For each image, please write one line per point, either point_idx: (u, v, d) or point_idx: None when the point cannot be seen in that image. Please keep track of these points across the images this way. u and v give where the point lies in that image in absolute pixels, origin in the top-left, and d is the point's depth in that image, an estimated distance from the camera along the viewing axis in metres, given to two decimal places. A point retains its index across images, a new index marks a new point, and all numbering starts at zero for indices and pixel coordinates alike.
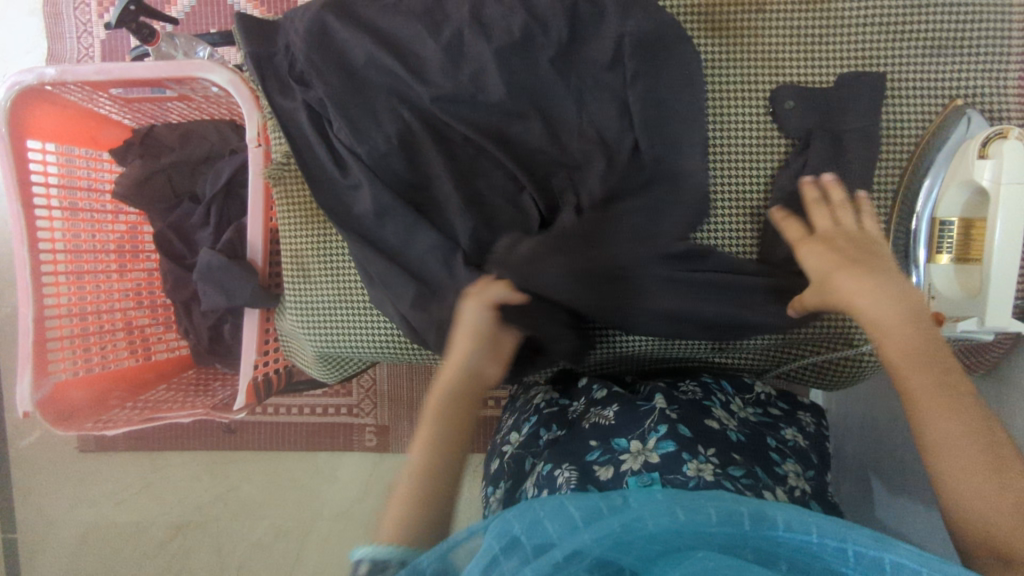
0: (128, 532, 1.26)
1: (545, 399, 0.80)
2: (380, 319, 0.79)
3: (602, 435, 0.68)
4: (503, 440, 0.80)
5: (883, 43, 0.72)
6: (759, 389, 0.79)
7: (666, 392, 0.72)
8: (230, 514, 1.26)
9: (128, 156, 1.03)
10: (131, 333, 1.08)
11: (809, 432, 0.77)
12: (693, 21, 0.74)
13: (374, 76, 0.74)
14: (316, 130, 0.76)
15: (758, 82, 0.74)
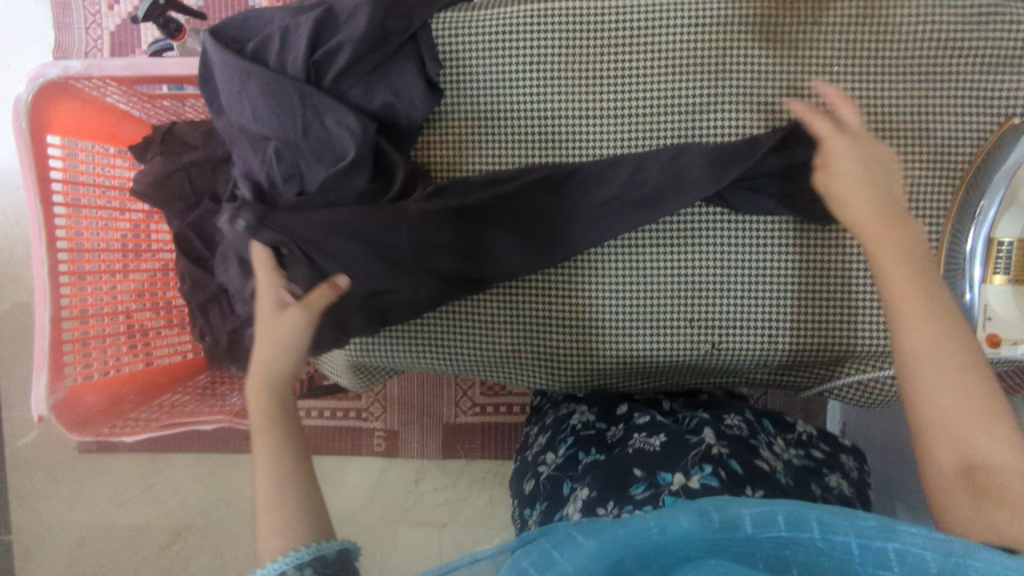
0: (129, 535, 1.22)
1: (581, 420, 0.77)
2: (419, 328, 0.77)
3: (648, 466, 0.63)
4: (538, 460, 0.77)
5: (940, 58, 0.68)
6: (801, 429, 0.78)
7: (714, 426, 0.69)
8: (232, 518, 1.22)
9: (148, 155, 1.00)
10: (134, 333, 1.02)
11: (852, 477, 0.73)
12: (748, 29, 0.70)
13: (409, 76, 0.71)
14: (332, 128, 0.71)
15: (812, 96, 0.70)
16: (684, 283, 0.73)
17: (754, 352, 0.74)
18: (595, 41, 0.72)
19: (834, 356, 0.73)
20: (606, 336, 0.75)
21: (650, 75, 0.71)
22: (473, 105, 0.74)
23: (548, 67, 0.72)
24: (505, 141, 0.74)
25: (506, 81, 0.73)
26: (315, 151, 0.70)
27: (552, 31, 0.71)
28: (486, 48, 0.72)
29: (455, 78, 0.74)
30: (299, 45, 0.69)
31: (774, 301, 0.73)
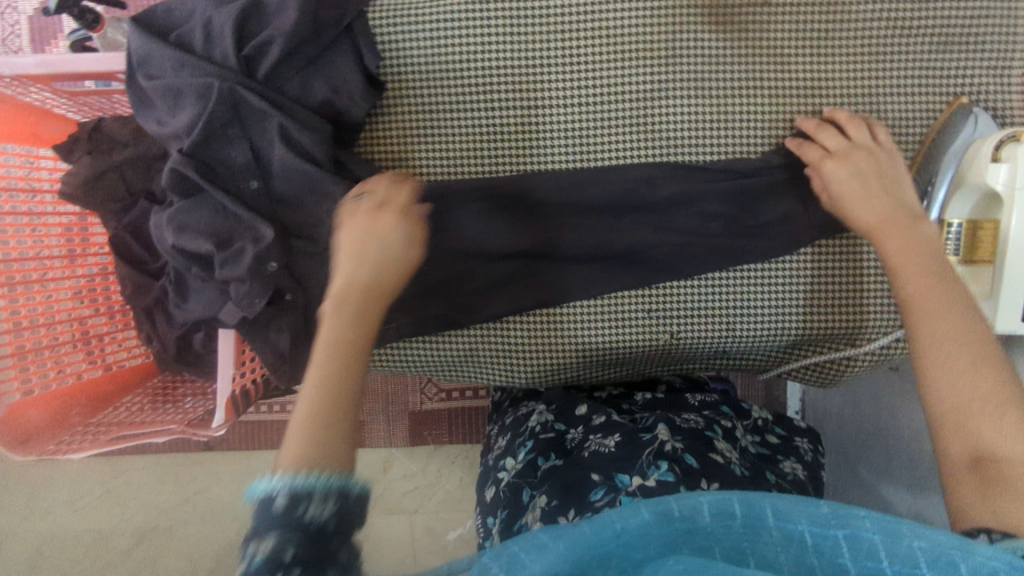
0: (91, 540, 1.14)
1: (540, 420, 0.74)
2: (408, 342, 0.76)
3: (605, 468, 0.61)
4: (498, 465, 0.74)
5: (889, 37, 0.67)
6: (756, 414, 0.78)
7: (669, 421, 0.68)
8: (196, 521, 1.14)
9: (74, 153, 0.92)
10: (83, 332, 0.97)
11: (806, 460, 0.74)
12: (696, 13, 0.67)
13: (348, 70, 0.67)
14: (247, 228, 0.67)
15: (763, 80, 0.69)
16: (651, 290, 0.72)
17: (708, 338, 0.73)
18: (541, 27, 0.68)
19: (787, 337, 0.73)
20: (560, 329, 0.74)
21: (597, 61, 0.69)
22: (417, 99, 0.71)
23: (493, 55, 0.69)
24: (453, 136, 0.71)
25: (451, 71, 0.70)
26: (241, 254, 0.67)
27: (495, 16, 0.68)
28: (426, 38, 0.69)
29: (397, 69, 0.70)
30: (226, 39, 0.65)
31: (726, 285, 0.72)
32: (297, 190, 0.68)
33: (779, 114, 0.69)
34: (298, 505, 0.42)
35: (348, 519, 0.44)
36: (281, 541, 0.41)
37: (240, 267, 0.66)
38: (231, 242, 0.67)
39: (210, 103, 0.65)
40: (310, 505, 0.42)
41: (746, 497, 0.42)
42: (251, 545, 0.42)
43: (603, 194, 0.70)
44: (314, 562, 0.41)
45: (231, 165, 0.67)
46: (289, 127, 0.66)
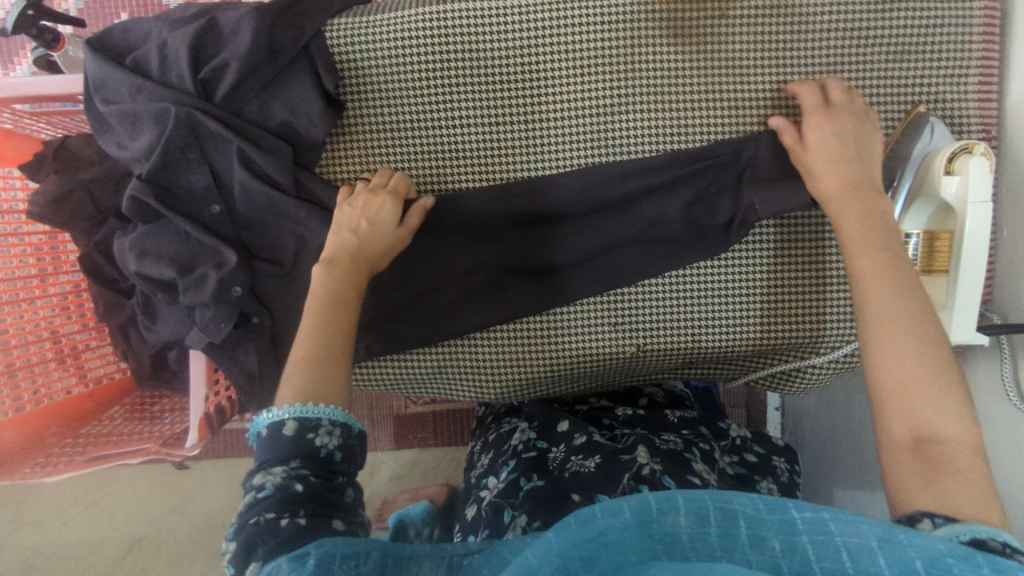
0: (80, 551, 1.13)
1: (523, 439, 0.70)
2: (381, 360, 0.76)
3: (585, 488, 0.57)
4: (481, 484, 0.69)
5: (847, 47, 0.67)
6: (734, 433, 0.74)
7: (647, 441, 0.64)
8: (187, 527, 1.14)
9: (41, 173, 0.92)
10: (60, 345, 0.97)
11: (783, 481, 0.71)
12: (654, 26, 0.67)
13: (306, 91, 0.66)
14: (212, 251, 0.67)
15: (724, 92, 0.69)
16: (616, 302, 0.73)
17: (674, 349, 0.74)
18: (499, 43, 0.68)
19: (753, 346, 0.73)
20: (528, 343, 0.74)
21: (558, 77, 0.69)
22: (378, 117, 0.70)
23: (454, 73, 0.69)
24: (417, 155, 0.71)
25: (412, 89, 0.69)
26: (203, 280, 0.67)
27: (454, 34, 0.68)
28: (385, 56, 0.68)
29: (357, 89, 0.70)
30: (182, 63, 0.64)
31: (691, 297, 0.72)
32: (260, 213, 0.68)
33: (740, 125, 0.69)
34: (307, 433, 0.49)
35: (349, 453, 0.50)
36: (291, 470, 0.46)
37: (203, 292, 0.67)
38: (194, 267, 0.67)
39: (167, 127, 0.65)
40: (317, 435, 0.49)
41: (720, 500, 0.40)
42: (260, 475, 0.47)
43: (567, 207, 0.70)
44: (321, 490, 0.46)
45: (193, 190, 0.68)
46: (248, 152, 0.66)
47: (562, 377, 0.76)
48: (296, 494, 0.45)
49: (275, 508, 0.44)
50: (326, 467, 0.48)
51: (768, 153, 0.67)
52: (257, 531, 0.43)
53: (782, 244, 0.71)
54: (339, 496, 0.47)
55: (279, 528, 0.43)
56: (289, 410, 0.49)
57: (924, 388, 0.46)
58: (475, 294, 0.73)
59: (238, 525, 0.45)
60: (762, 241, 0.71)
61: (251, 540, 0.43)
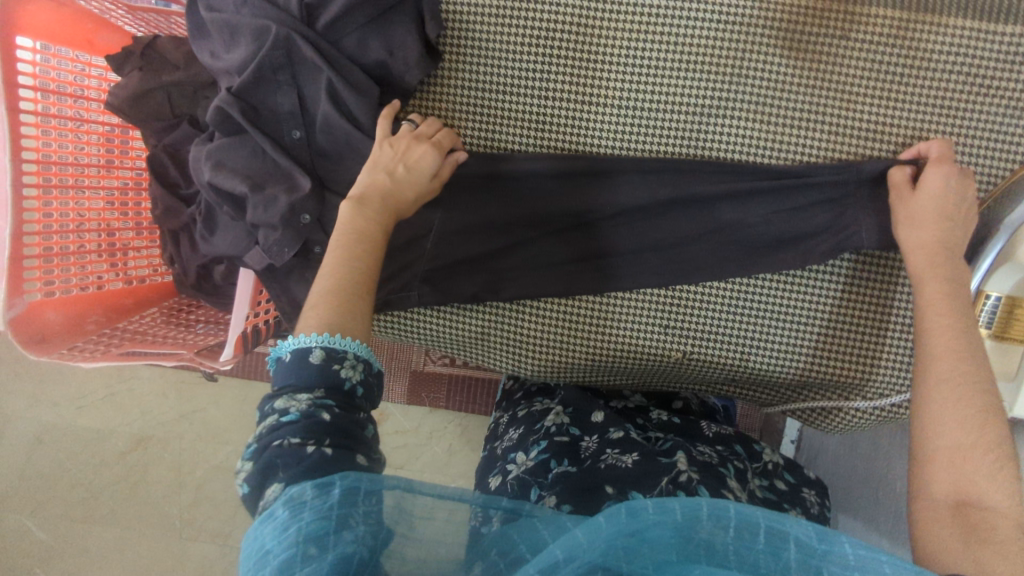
0: (88, 439, 1.13)
1: (556, 422, 0.70)
2: (422, 313, 0.76)
3: (619, 483, 0.57)
4: (507, 457, 0.68)
5: (965, 91, 0.65)
6: (767, 457, 0.74)
7: (687, 450, 0.64)
8: (193, 438, 1.14)
9: (125, 67, 0.92)
10: (112, 241, 0.98)
11: (812, 513, 0.69)
12: (771, 35, 0.65)
13: (404, 30, 0.66)
14: (289, 173, 0.67)
15: (827, 115, 0.66)
16: (672, 305, 0.72)
17: (720, 362, 0.73)
18: (610, 23, 0.66)
19: (800, 375, 0.72)
20: (575, 327, 0.74)
21: (663, 67, 0.67)
22: (471, 74, 0.69)
23: (556, 44, 0.67)
24: (501, 120, 0.70)
25: (510, 52, 0.68)
26: (274, 200, 0.66)
27: (563, 6, 0.66)
28: (493, 14, 0.67)
29: (456, 42, 0.69)
30: None
31: (747, 314, 0.71)
32: (338, 146, 0.68)
33: (835, 152, 0.67)
34: (333, 364, 0.47)
35: (368, 391, 0.49)
36: (315, 398, 0.45)
37: (274, 212, 0.66)
38: (269, 186, 0.67)
39: (265, 47, 0.64)
40: (342, 367, 0.47)
41: (773, 521, 0.42)
42: (284, 399, 0.46)
43: (645, 192, 0.69)
44: (344, 422, 0.45)
45: (276, 111, 0.67)
46: (338, 85, 0.66)
47: (601, 367, 0.76)
48: (322, 424, 0.44)
49: (301, 435, 0.43)
50: (349, 402, 0.47)
51: (861, 177, 0.65)
52: (280, 455, 0.43)
53: (852, 284, 0.69)
54: (360, 430, 0.47)
55: (303, 454, 0.42)
56: (317, 338, 0.48)
57: (989, 458, 0.44)
58: (534, 264, 0.72)
59: (259, 445, 0.44)
60: (834, 277, 0.69)
61: (273, 462, 0.43)
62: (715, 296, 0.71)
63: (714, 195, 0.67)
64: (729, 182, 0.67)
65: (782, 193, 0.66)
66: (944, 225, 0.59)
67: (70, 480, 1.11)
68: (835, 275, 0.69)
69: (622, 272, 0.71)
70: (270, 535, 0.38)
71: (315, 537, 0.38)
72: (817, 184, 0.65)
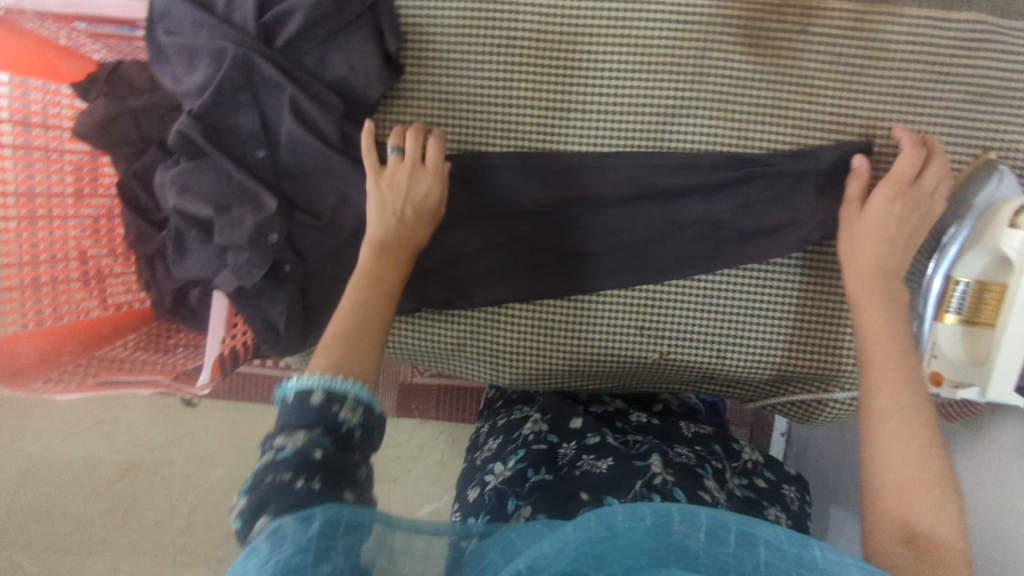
0: (75, 470, 1.11)
1: (534, 430, 0.70)
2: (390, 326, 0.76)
3: (595, 489, 0.57)
4: (486, 468, 0.68)
5: (926, 79, 0.65)
6: (746, 455, 0.74)
7: (662, 452, 0.64)
8: (182, 462, 1.13)
9: (91, 94, 0.91)
10: (85, 267, 0.95)
11: (793, 510, 0.70)
12: (731, 32, 0.66)
13: (364, 44, 0.65)
14: (253, 193, 0.67)
15: (790, 110, 0.67)
16: (646, 306, 0.72)
17: (696, 361, 0.73)
18: (571, 28, 0.67)
19: (777, 370, 0.72)
20: (551, 333, 0.74)
21: (624, 70, 0.67)
22: (433, 86, 0.69)
23: (517, 52, 0.67)
24: (467, 129, 0.70)
25: (473, 62, 0.68)
26: (239, 223, 0.66)
27: (523, 14, 0.67)
28: (454, 25, 0.67)
29: (418, 54, 0.69)
30: (248, 2, 0.64)
31: (720, 312, 0.71)
32: (303, 164, 0.68)
33: (800, 146, 0.67)
34: (333, 406, 0.47)
35: (367, 434, 0.49)
36: (311, 437, 0.45)
37: (240, 234, 0.66)
38: (235, 207, 0.66)
39: (223, 67, 0.64)
40: (342, 410, 0.47)
41: (743, 524, 0.42)
42: (282, 436, 0.45)
43: (613, 193, 0.68)
44: (337, 463, 0.45)
45: (239, 132, 0.67)
46: (300, 101, 0.65)
47: (579, 372, 0.76)
48: (314, 462, 0.44)
49: (291, 472, 0.43)
50: (346, 443, 0.47)
51: (827, 168, 0.65)
52: (270, 490, 0.42)
53: (818, 280, 0.70)
54: (354, 472, 0.46)
55: (292, 489, 0.42)
56: (319, 380, 0.48)
57: None
58: (507, 272, 0.71)
59: (253, 480, 0.44)
60: (801, 273, 0.70)
61: (263, 498, 0.42)
62: (688, 295, 0.71)
63: (682, 193, 0.67)
64: (697, 180, 0.67)
65: (750, 188, 0.66)
66: (900, 218, 0.60)
67: (57, 513, 1.08)
68: (800, 271, 0.70)
69: (594, 276, 0.71)
70: (250, 568, 0.37)
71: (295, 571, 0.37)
72: (783, 176, 0.66)
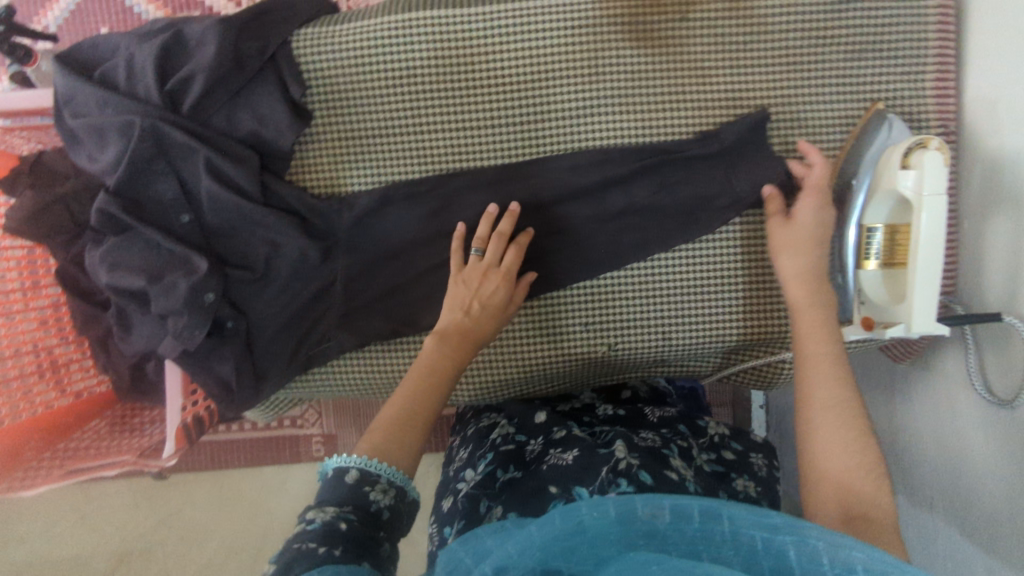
0: (67, 569, 1.09)
1: (502, 433, 0.71)
2: (346, 361, 0.74)
3: (563, 481, 0.59)
4: (458, 476, 0.69)
5: (806, 45, 0.69)
6: (712, 430, 0.75)
7: (625, 436, 0.65)
8: (176, 541, 1.11)
9: (16, 187, 0.90)
10: (38, 359, 0.92)
11: (760, 476, 0.71)
12: (617, 30, 0.68)
13: (268, 96, 0.67)
14: (182, 257, 0.67)
15: (686, 93, 0.70)
16: (585, 299, 0.74)
17: (644, 345, 0.74)
18: (464, 49, 0.69)
19: (722, 341, 0.74)
20: (502, 342, 0.75)
21: (522, 79, 0.69)
22: (343, 124, 0.71)
23: (417, 79, 0.70)
24: (384, 161, 0.72)
25: (376, 96, 0.70)
26: (171, 289, 0.66)
27: (416, 42, 0.69)
28: (351, 63, 0.69)
29: (323, 97, 0.70)
30: (147, 73, 0.66)
31: (658, 294, 0.73)
32: (229, 221, 0.69)
33: (702, 124, 0.70)
34: (365, 485, 0.50)
35: (396, 517, 0.50)
36: (339, 512, 0.47)
37: (174, 299, 0.66)
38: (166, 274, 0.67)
39: (132, 140, 0.65)
40: (372, 489, 0.50)
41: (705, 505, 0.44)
42: (312, 511, 0.47)
43: (535, 198, 0.70)
44: (362, 536, 0.46)
45: (161, 200, 0.68)
46: (214, 160, 0.66)
47: (535, 376, 0.77)
48: (339, 531, 0.45)
49: (318, 539, 0.44)
50: (374, 521, 0.48)
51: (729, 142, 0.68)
52: (297, 552, 0.43)
53: (745, 246, 0.72)
54: (377, 547, 0.47)
55: (315, 553, 0.42)
56: (355, 459, 0.51)
57: None
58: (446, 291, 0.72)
59: (281, 549, 0.44)
60: (728, 241, 0.72)
61: (290, 559, 0.42)
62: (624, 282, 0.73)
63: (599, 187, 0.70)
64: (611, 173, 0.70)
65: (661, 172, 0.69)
66: None
67: None
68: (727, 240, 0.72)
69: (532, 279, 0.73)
70: None
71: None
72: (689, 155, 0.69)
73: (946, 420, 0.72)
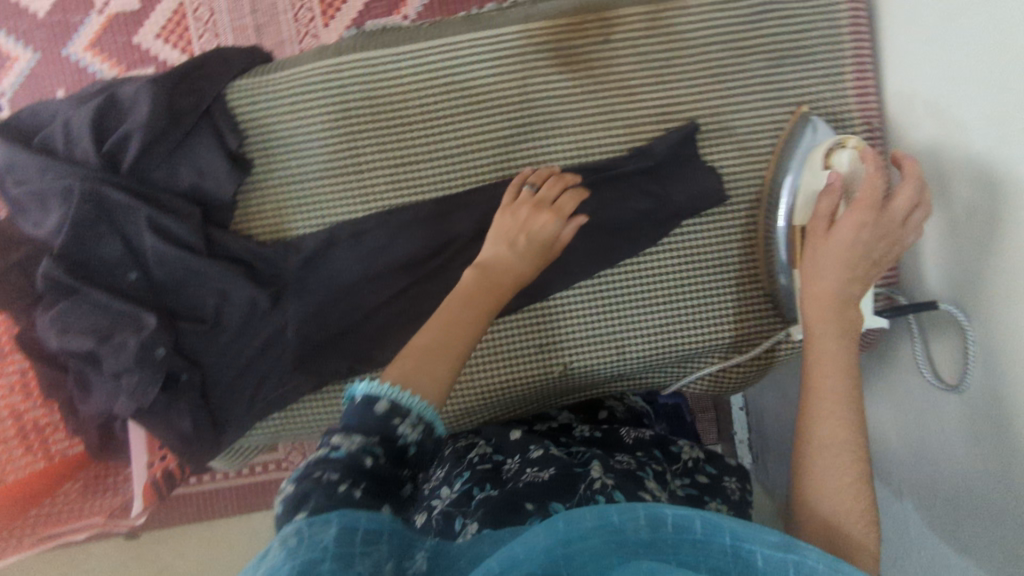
0: None
1: (479, 452, 0.70)
2: (304, 404, 0.74)
3: (539, 498, 0.57)
4: (430, 494, 0.66)
5: (727, 56, 0.71)
6: (686, 455, 0.74)
7: (602, 459, 0.65)
8: None
9: None
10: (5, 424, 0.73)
11: (734, 501, 0.70)
12: (542, 57, 0.70)
13: (206, 149, 0.69)
14: (131, 315, 0.67)
15: (615, 112, 0.71)
16: (538, 321, 0.75)
17: (601, 362, 0.75)
18: (395, 87, 0.70)
19: (677, 352, 0.74)
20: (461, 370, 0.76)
21: (455, 112, 0.71)
22: (284, 170, 0.72)
23: (353, 121, 0.71)
24: (327, 202, 0.73)
25: (313, 141, 0.71)
26: (122, 348, 0.66)
27: (348, 85, 0.70)
28: (287, 111, 0.71)
29: (263, 146, 0.72)
30: (85, 137, 0.67)
31: (609, 310, 0.74)
32: (176, 275, 0.69)
33: (633, 141, 0.72)
34: (394, 417, 0.46)
35: (423, 453, 0.47)
36: (365, 444, 0.45)
37: (125, 357, 0.66)
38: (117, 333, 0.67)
39: (72, 204, 0.66)
40: (402, 422, 0.46)
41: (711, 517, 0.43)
42: (339, 437, 0.45)
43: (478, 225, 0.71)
44: (386, 473, 0.44)
45: (106, 260, 0.68)
46: (156, 217, 0.67)
47: (498, 401, 0.77)
48: (363, 468, 0.43)
49: (341, 474, 0.43)
50: (400, 456, 0.46)
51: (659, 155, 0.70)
52: (317, 488, 0.42)
53: (690, 256, 0.72)
54: (400, 488, 0.45)
55: (336, 492, 0.41)
56: (389, 388, 0.47)
57: None
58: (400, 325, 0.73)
59: (303, 475, 0.44)
60: (673, 251, 0.73)
61: (305, 494, 0.42)
62: (576, 301, 0.74)
63: None
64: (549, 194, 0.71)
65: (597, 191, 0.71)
66: None
67: None
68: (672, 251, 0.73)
69: None
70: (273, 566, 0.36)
71: (339, 556, 0.37)
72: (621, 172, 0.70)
73: (905, 410, 0.73)
